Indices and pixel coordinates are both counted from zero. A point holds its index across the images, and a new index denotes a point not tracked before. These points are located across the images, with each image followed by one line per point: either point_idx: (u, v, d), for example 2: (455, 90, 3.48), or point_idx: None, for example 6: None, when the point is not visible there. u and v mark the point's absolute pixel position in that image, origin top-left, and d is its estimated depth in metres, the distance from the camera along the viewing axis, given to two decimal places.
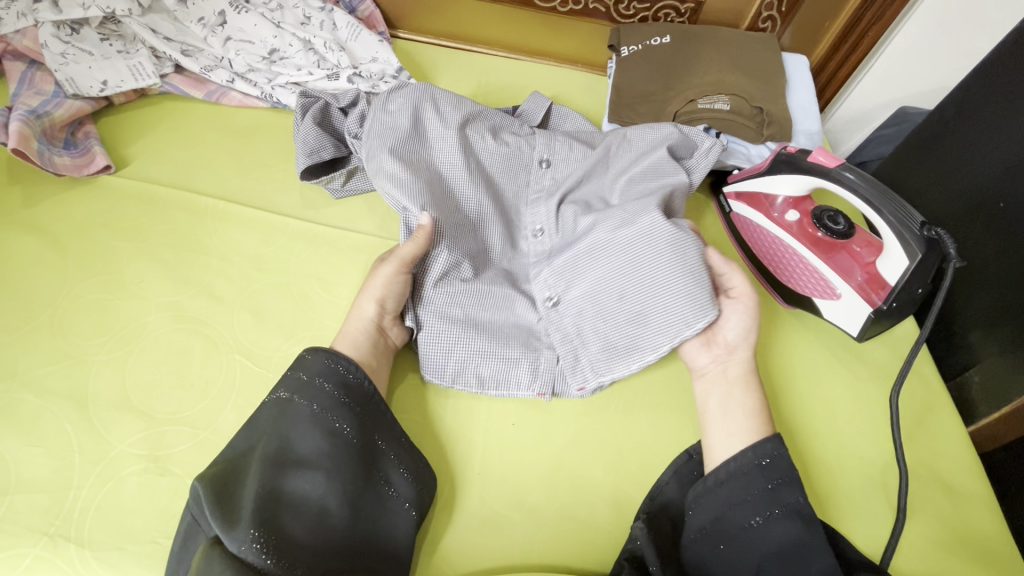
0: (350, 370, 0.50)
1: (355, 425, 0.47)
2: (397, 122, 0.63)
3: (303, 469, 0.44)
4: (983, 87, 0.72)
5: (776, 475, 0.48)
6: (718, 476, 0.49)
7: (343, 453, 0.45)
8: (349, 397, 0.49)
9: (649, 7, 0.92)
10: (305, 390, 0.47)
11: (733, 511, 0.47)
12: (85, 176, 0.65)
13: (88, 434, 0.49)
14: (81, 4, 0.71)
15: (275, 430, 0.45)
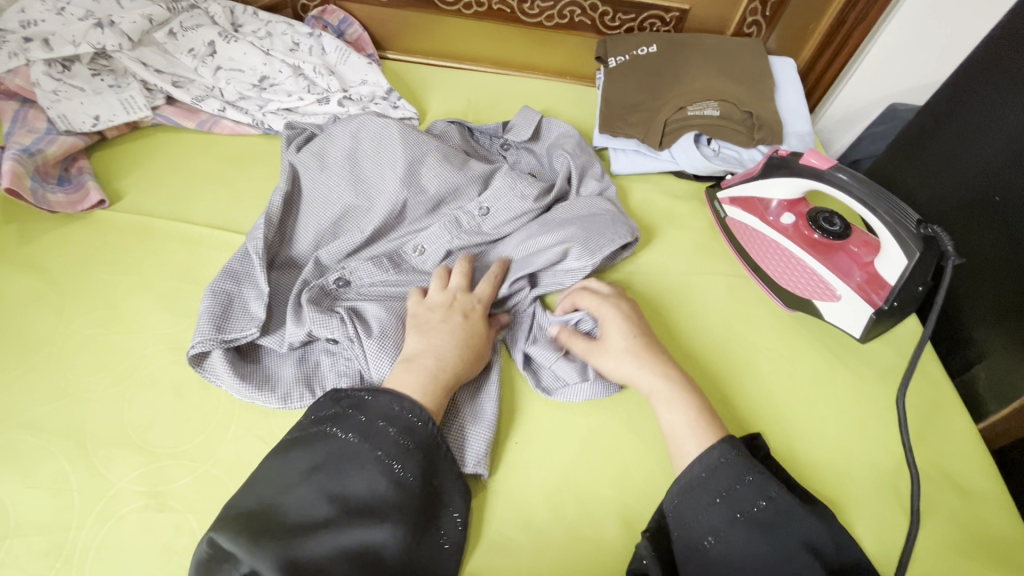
0: (414, 414, 0.46)
1: (425, 476, 0.45)
2: (329, 148, 0.66)
3: (365, 516, 0.41)
4: (974, 82, 0.72)
5: (722, 486, 0.46)
6: (669, 500, 0.48)
7: (410, 504, 0.43)
8: (415, 441, 0.45)
9: (634, 17, 0.93)
10: (368, 433, 0.45)
11: (688, 530, 0.46)
12: (80, 212, 0.65)
13: (86, 472, 0.48)
14: (72, 42, 0.72)
15: (332, 471, 0.43)
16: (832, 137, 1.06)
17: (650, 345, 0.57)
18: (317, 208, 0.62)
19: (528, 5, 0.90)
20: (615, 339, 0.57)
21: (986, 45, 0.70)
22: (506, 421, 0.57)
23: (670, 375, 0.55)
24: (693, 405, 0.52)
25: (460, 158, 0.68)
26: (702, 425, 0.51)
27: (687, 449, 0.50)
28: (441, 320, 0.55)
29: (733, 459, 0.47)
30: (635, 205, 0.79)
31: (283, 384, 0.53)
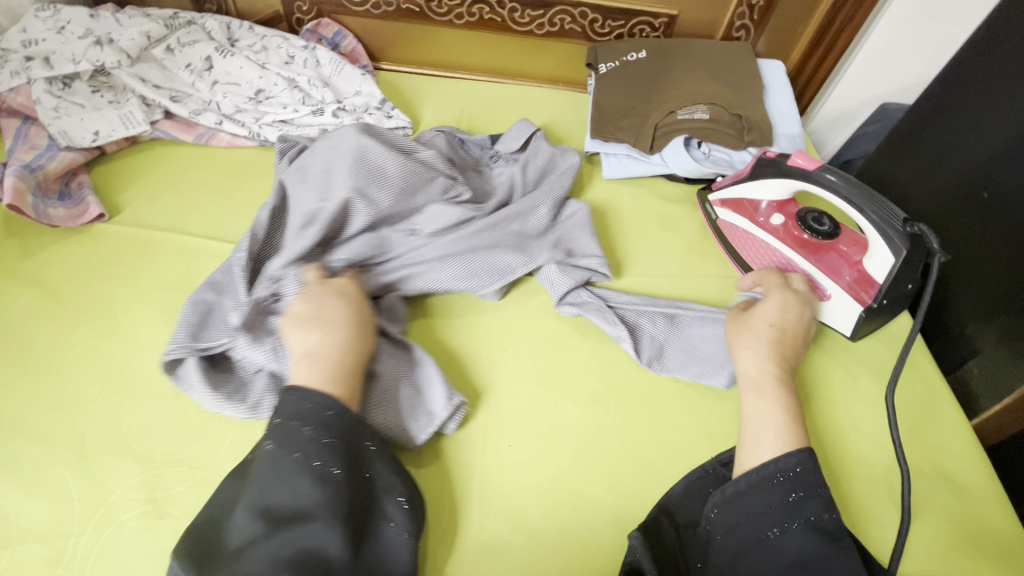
0: (326, 406, 0.45)
1: (351, 468, 0.44)
2: (305, 163, 0.65)
3: (297, 522, 0.41)
4: (961, 82, 0.73)
5: (800, 487, 0.45)
6: (734, 489, 0.47)
7: (340, 499, 0.42)
8: (334, 435, 0.45)
9: (624, 24, 0.94)
10: (285, 437, 0.44)
11: (749, 523, 0.44)
12: (80, 226, 0.66)
13: (87, 481, 0.49)
14: (72, 60, 0.74)
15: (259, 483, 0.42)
16: (824, 137, 1.06)
17: (782, 340, 0.58)
18: (298, 213, 0.60)
19: (519, 14, 0.91)
20: (759, 322, 0.59)
21: (974, 44, 0.71)
22: (499, 424, 0.57)
23: (773, 368, 0.55)
24: (786, 399, 0.52)
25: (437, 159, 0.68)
26: (790, 425, 0.50)
27: (765, 436, 0.50)
28: (318, 308, 0.54)
29: (812, 466, 0.46)
30: (628, 209, 0.80)
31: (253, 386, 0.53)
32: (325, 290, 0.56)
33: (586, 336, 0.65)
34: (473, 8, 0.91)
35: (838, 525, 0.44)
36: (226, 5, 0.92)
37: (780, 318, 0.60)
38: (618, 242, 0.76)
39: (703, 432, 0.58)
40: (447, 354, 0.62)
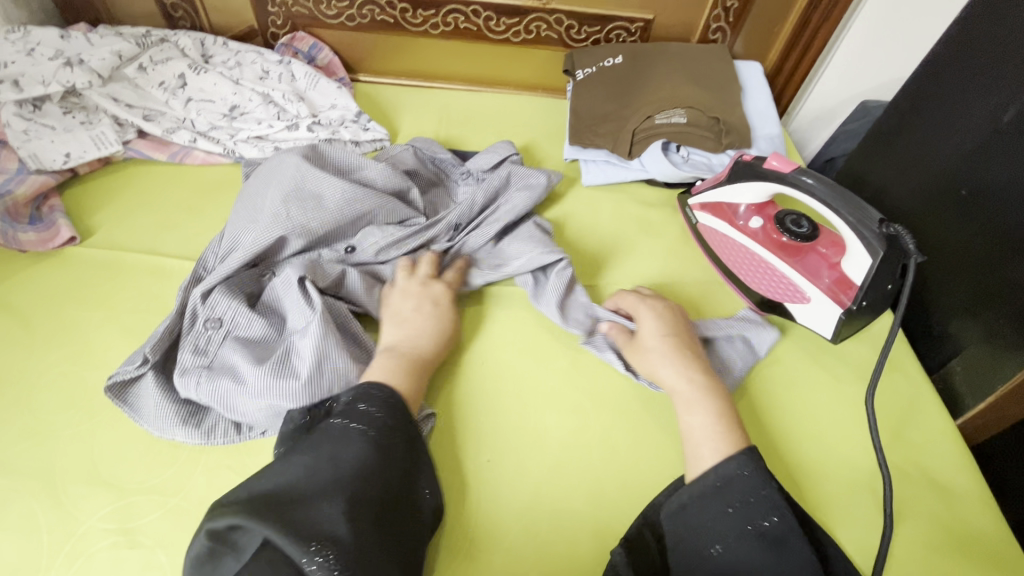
0: (388, 394, 0.49)
1: (405, 447, 0.46)
2: (247, 188, 0.65)
3: (356, 480, 0.42)
4: (937, 79, 0.72)
5: (735, 496, 0.45)
6: (681, 501, 0.47)
7: (393, 469, 0.44)
8: (395, 417, 0.48)
9: (600, 29, 0.94)
10: (348, 414, 0.46)
11: (693, 537, 0.45)
12: (51, 250, 0.66)
13: (55, 512, 0.48)
14: (42, 82, 0.73)
15: (322, 450, 0.43)
16: (806, 136, 1.06)
17: (680, 345, 0.58)
18: (258, 225, 0.59)
19: (494, 22, 0.91)
20: (650, 339, 0.59)
21: (947, 42, 0.71)
22: (479, 438, 0.57)
23: (695, 377, 0.55)
24: (716, 408, 0.52)
25: (391, 173, 0.68)
26: (723, 431, 0.50)
27: (703, 453, 0.50)
28: (415, 308, 0.59)
29: (753, 470, 0.47)
30: (608, 215, 0.80)
31: (259, 395, 0.51)
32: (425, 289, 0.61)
33: (567, 345, 0.64)
34: (449, 17, 0.91)
35: (784, 528, 0.43)
36: (200, 22, 0.92)
37: (664, 326, 0.60)
38: (598, 249, 0.75)
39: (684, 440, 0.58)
40: None
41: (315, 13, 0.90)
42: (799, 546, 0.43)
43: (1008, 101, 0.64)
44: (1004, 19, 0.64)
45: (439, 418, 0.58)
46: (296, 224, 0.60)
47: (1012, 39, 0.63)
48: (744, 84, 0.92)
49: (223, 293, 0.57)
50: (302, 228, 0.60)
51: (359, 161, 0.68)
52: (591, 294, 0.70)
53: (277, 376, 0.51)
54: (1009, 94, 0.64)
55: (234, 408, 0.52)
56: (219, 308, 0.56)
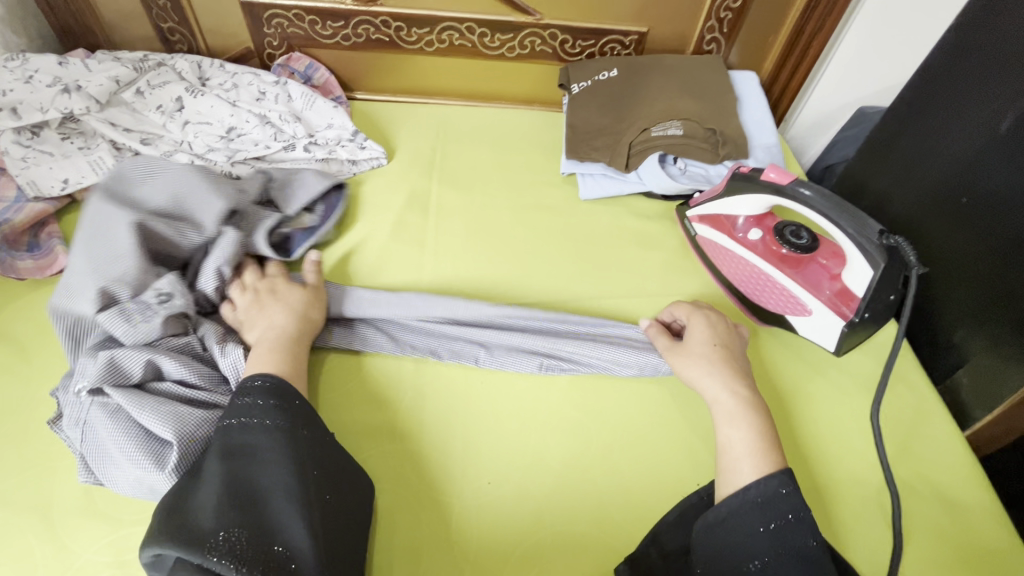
0: (266, 382, 0.51)
1: (298, 424, 0.48)
2: (93, 233, 0.58)
3: (257, 468, 0.45)
4: (932, 85, 0.72)
5: (779, 513, 0.45)
6: (718, 513, 0.47)
7: (290, 446, 0.47)
8: (281, 400, 0.50)
9: (594, 43, 0.94)
10: (235, 411, 0.48)
11: (729, 551, 0.44)
12: (49, 276, 0.66)
13: (51, 545, 0.48)
14: (40, 109, 0.74)
15: (218, 453, 0.46)
16: (804, 143, 1.06)
17: (727, 358, 0.57)
18: (89, 281, 0.55)
19: (489, 39, 0.92)
20: (699, 346, 0.58)
21: (941, 50, 0.71)
22: (477, 461, 0.56)
23: (738, 391, 0.54)
24: (756, 426, 0.51)
25: (204, 187, 0.64)
26: (763, 449, 0.49)
27: (742, 468, 0.49)
28: (263, 306, 0.60)
29: (794, 488, 0.46)
30: (606, 228, 0.80)
31: (132, 475, 0.48)
32: (272, 281, 0.62)
33: None
34: (443, 35, 0.91)
35: (820, 552, 0.44)
36: (197, 44, 0.92)
37: (714, 335, 0.59)
38: (596, 262, 0.75)
39: (686, 457, 0.57)
40: (421, 388, 0.61)
41: (310, 33, 0.91)
42: (832, 570, 0.44)
43: (1005, 108, 0.63)
44: (998, 27, 0.64)
45: (437, 439, 0.57)
46: (129, 277, 0.56)
47: (1007, 46, 0.63)
48: (741, 94, 0.92)
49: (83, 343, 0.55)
50: (125, 282, 0.56)
51: (179, 184, 0.63)
52: (590, 310, 0.69)
53: (146, 464, 0.48)
54: (1005, 102, 0.64)
55: (105, 481, 0.49)
56: (83, 370, 0.52)
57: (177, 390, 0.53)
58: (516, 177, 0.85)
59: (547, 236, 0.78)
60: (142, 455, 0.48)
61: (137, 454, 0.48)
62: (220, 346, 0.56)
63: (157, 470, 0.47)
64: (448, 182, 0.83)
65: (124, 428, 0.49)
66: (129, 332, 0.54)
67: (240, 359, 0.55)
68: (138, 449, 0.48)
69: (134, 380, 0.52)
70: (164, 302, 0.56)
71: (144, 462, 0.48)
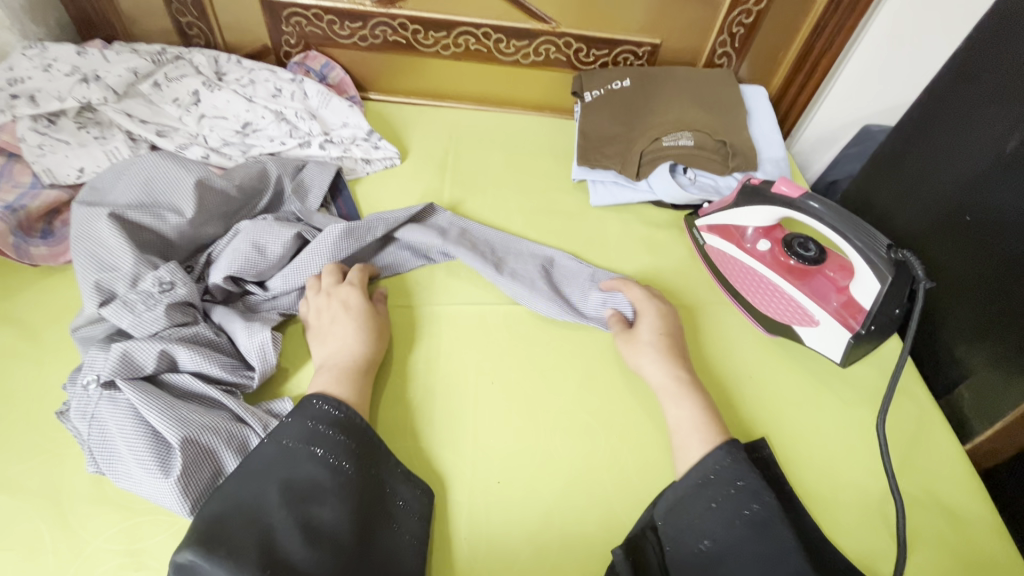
0: (337, 409, 0.50)
1: (361, 464, 0.48)
2: (92, 226, 0.58)
3: (318, 500, 0.44)
4: (939, 105, 0.74)
5: (716, 490, 0.48)
6: (670, 505, 0.50)
7: (351, 487, 0.46)
8: (346, 434, 0.49)
9: (607, 53, 0.96)
10: (300, 434, 0.47)
11: (688, 530, 0.47)
12: (62, 264, 0.66)
13: (62, 532, 0.48)
14: (58, 97, 0.74)
15: (276, 474, 0.45)
16: (809, 159, 1.07)
17: (671, 346, 0.61)
18: (90, 278, 0.55)
19: (504, 45, 0.93)
20: (647, 333, 0.62)
21: (949, 71, 0.72)
22: (487, 460, 0.56)
23: (680, 374, 0.59)
24: (697, 404, 0.56)
25: (194, 188, 0.62)
26: (704, 424, 0.54)
27: (691, 443, 0.53)
28: (330, 320, 0.60)
29: (729, 463, 0.50)
30: (616, 235, 0.80)
31: (136, 475, 0.48)
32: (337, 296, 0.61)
33: (577, 364, 0.64)
34: (459, 39, 0.92)
35: (766, 513, 0.46)
36: (214, 39, 0.93)
37: (663, 324, 0.63)
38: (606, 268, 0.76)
39: None
40: (431, 387, 0.61)
41: (328, 32, 0.92)
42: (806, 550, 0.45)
43: (1009, 130, 0.65)
44: (1004, 52, 0.66)
45: (447, 439, 0.57)
46: (132, 272, 0.56)
47: (1014, 71, 0.65)
48: (750, 108, 0.94)
49: (85, 336, 0.55)
50: (123, 274, 0.55)
51: (175, 180, 0.63)
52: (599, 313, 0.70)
53: (152, 467, 0.47)
54: (1009, 123, 0.65)
55: (113, 478, 0.49)
56: (91, 363, 0.52)
57: (191, 383, 0.53)
58: (527, 182, 0.86)
59: (559, 241, 0.78)
60: (150, 458, 0.48)
61: (145, 455, 0.48)
62: (244, 330, 0.57)
63: (162, 475, 0.47)
64: (461, 184, 0.84)
65: (131, 425, 0.49)
66: (137, 324, 0.54)
67: (266, 344, 0.56)
68: (145, 448, 0.48)
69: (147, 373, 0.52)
70: (166, 297, 0.56)
71: (150, 465, 0.47)
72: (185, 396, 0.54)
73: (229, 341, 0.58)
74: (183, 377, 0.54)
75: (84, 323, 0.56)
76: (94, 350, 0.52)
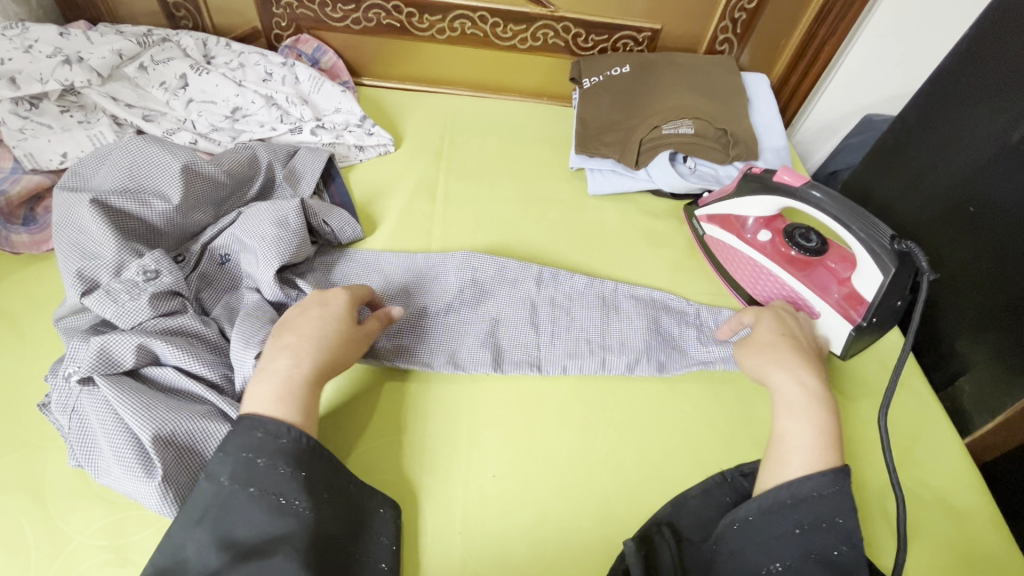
0: (282, 437, 0.45)
1: (315, 495, 0.44)
2: (74, 214, 0.56)
3: (265, 548, 0.41)
4: (945, 93, 0.72)
5: (807, 517, 0.44)
6: (748, 511, 0.46)
7: (304, 526, 0.43)
8: (295, 465, 0.45)
9: (607, 38, 0.94)
10: (239, 472, 0.43)
11: (757, 549, 0.44)
12: (45, 252, 0.65)
13: (44, 527, 0.46)
14: (39, 79, 0.71)
15: (215, 522, 0.41)
16: (810, 149, 1.06)
17: (796, 349, 0.56)
18: (72, 268, 0.54)
19: (501, 29, 0.91)
20: (767, 335, 0.58)
21: (954, 60, 0.71)
22: (481, 454, 0.55)
23: (805, 383, 0.52)
24: (820, 420, 0.49)
25: (181, 174, 0.60)
26: (823, 445, 0.48)
27: (793, 461, 0.47)
28: (300, 317, 0.54)
29: (833, 493, 0.45)
30: (615, 226, 0.79)
31: (117, 473, 0.46)
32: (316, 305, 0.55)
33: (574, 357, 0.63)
34: (455, 23, 0.90)
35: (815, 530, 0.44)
36: (203, 21, 0.90)
37: (782, 327, 0.58)
38: (605, 258, 0.74)
39: (691, 454, 0.57)
40: (426, 380, 0.60)
41: (320, 15, 0.89)
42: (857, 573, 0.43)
43: (1016, 120, 0.64)
44: (1011, 39, 0.64)
45: (442, 433, 0.56)
46: (114, 263, 0.54)
47: (1021, 58, 0.63)
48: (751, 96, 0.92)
49: (69, 326, 0.54)
50: (105, 263, 0.54)
51: (162, 169, 0.61)
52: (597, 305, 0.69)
53: (133, 465, 0.46)
54: (1016, 113, 0.64)
55: (94, 473, 0.48)
56: (72, 355, 0.50)
57: (174, 377, 0.52)
58: (524, 171, 0.84)
59: (556, 231, 0.77)
60: (131, 456, 0.46)
61: (125, 453, 0.46)
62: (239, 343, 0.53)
63: (143, 475, 0.46)
64: (456, 173, 0.82)
65: (112, 421, 0.48)
66: (120, 313, 0.52)
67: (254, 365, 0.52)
68: (126, 444, 0.47)
69: (127, 367, 0.50)
70: (150, 290, 0.54)
71: (131, 463, 0.46)
72: (169, 389, 0.52)
73: (216, 332, 0.57)
74: (167, 371, 0.52)
75: (69, 313, 0.55)
76: (76, 342, 0.51)
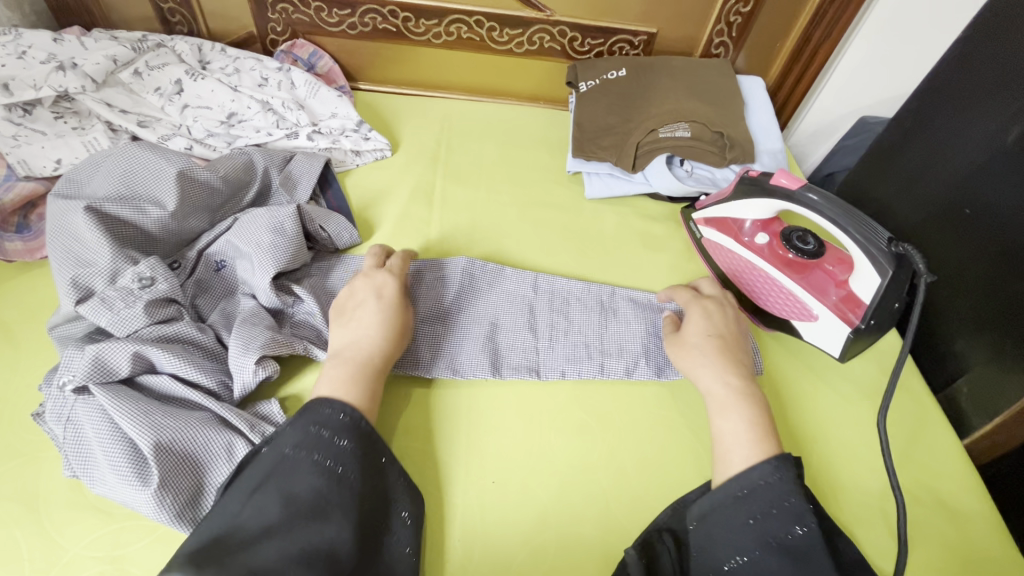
0: (346, 413, 0.47)
1: (365, 471, 0.45)
2: (68, 221, 0.55)
3: (318, 513, 0.41)
4: (939, 95, 0.72)
5: (757, 507, 0.45)
6: (699, 513, 0.47)
7: (354, 497, 0.44)
8: (352, 440, 0.46)
9: (603, 42, 0.94)
10: (304, 440, 0.45)
11: (716, 546, 0.44)
12: (39, 259, 0.64)
13: (38, 539, 0.46)
14: (33, 86, 0.71)
15: (272, 485, 0.42)
16: (806, 151, 1.06)
17: (724, 348, 0.58)
18: (65, 275, 0.53)
19: (498, 33, 0.91)
20: (694, 336, 0.59)
21: (947, 62, 0.71)
22: (481, 460, 0.55)
23: (731, 381, 0.55)
24: (750, 415, 0.52)
25: (176, 180, 0.60)
26: (759, 436, 0.50)
27: (733, 457, 0.49)
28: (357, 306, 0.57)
29: (775, 479, 0.46)
30: (613, 229, 0.79)
31: (113, 482, 0.46)
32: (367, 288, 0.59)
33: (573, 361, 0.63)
34: (451, 27, 0.90)
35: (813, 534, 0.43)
36: (198, 27, 0.90)
37: (711, 325, 0.60)
38: (603, 261, 0.74)
39: (690, 459, 0.57)
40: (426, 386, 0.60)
41: (316, 20, 0.89)
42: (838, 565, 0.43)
43: (1011, 122, 0.64)
44: (1003, 41, 0.64)
45: (442, 438, 0.56)
46: (109, 270, 0.54)
47: (1015, 60, 0.63)
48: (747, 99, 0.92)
49: (62, 334, 0.53)
50: (100, 270, 0.53)
51: (157, 174, 0.60)
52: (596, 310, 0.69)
53: (128, 474, 0.45)
54: (1011, 115, 0.64)
55: (90, 483, 0.47)
56: (66, 364, 0.49)
57: (170, 384, 0.51)
58: (521, 175, 0.84)
59: (553, 235, 0.77)
60: (126, 464, 0.46)
61: (121, 462, 0.46)
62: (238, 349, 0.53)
63: (138, 484, 0.45)
64: (453, 177, 0.82)
65: (107, 429, 0.47)
66: (115, 321, 0.52)
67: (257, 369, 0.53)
68: (122, 453, 0.46)
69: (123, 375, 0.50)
70: (146, 297, 0.53)
71: (127, 472, 0.45)
72: (166, 397, 0.52)
73: (214, 339, 0.56)
74: (164, 378, 0.51)
75: (61, 321, 0.54)
76: (71, 351, 0.50)
